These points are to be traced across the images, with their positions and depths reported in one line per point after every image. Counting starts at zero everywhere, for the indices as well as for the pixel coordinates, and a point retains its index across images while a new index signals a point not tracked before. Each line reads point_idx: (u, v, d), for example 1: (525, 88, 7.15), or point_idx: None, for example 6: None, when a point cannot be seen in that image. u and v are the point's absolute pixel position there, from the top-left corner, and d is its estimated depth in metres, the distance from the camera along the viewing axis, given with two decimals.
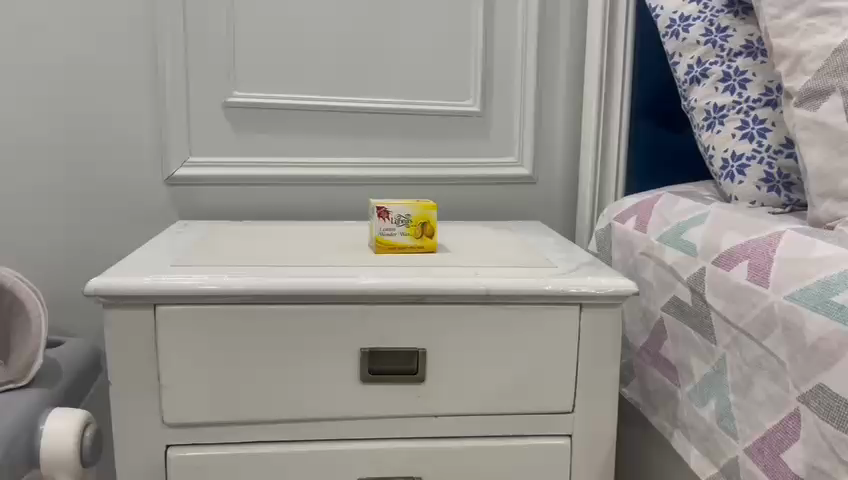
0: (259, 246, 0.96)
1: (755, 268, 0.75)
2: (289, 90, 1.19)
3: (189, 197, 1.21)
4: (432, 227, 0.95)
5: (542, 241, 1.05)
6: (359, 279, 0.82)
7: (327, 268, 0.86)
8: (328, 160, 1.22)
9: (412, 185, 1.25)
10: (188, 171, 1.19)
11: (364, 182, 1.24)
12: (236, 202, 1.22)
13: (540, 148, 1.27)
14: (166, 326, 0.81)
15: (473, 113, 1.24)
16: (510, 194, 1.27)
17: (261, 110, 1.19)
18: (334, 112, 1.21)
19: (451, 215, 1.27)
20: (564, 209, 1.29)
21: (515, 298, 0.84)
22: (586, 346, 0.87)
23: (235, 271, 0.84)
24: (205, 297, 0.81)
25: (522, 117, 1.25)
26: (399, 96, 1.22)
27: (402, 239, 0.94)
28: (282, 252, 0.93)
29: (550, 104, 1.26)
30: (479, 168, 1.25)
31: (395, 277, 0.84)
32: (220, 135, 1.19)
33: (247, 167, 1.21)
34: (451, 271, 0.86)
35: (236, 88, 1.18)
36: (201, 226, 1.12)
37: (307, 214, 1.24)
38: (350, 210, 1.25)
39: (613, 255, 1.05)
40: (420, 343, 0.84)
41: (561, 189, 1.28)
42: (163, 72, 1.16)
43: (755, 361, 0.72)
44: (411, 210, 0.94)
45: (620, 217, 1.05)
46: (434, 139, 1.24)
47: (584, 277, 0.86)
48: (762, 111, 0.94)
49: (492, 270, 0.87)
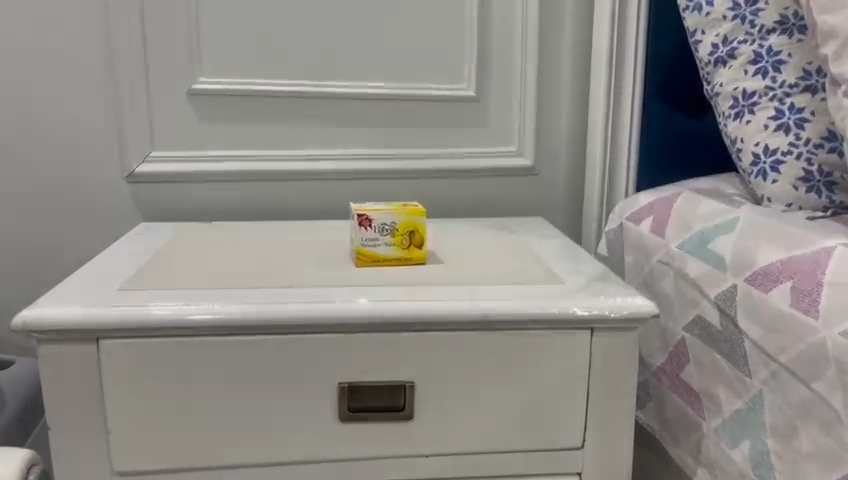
0: (224, 261, 0.85)
1: (800, 293, 0.63)
2: (261, 76, 1.07)
3: (153, 197, 1.09)
4: (420, 236, 0.83)
5: (545, 246, 0.94)
6: (336, 305, 0.71)
7: (299, 292, 0.75)
8: (307, 154, 1.10)
9: (400, 179, 1.13)
10: (151, 168, 1.07)
11: (347, 177, 1.12)
12: (205, 202, 1.10)
13: (542, 137, 1.14)
14: (110, 363, 0.70)
15: (469, 98, 1.11)
16: (509, 189, 1.15)
17: (231, 99, 1.07)
18: (312, 99, 1.09)
19: (444, 212, 1.15)
20: (569, 203, 1.17)
21: (516, 322, 0.73)
22: (597, 376, 0.76)
23: (193, 296, 0.73)
24: (154, 330, 0.69)
25: (522, 102, 1.12)
26: (385, 80, 1.09)
27: (387, 251, 0.83)
28: (250, 270, 0.82)
29: (554, 87, 1.13)
30: (475, 160, 1.13)
31: (378, 301, 0.72)
32: (186, 127, 1.07)
33: (217, 162, 1.08)
34: (442, 292, 0.75)
35: (203, 74, 1.06)
36: (166, 230, 1.01)
37: (284, 214, 1.12)
38: (331, 209, 1.13)
39: (626, 261, 0.94)
40: (407, 376, 0.73)
41: (566, 181, 1.16)
42: (118, 57, 1.03)
43: (801, 404, 0.61)
44: (397, 217, 0.82)
45: (632, 218, 0.94)
46: (425, 128, 1.12)
47: (595, 296, 0.75)
48: (800, 97, 0.82)
49: (489, 289, 0.75)
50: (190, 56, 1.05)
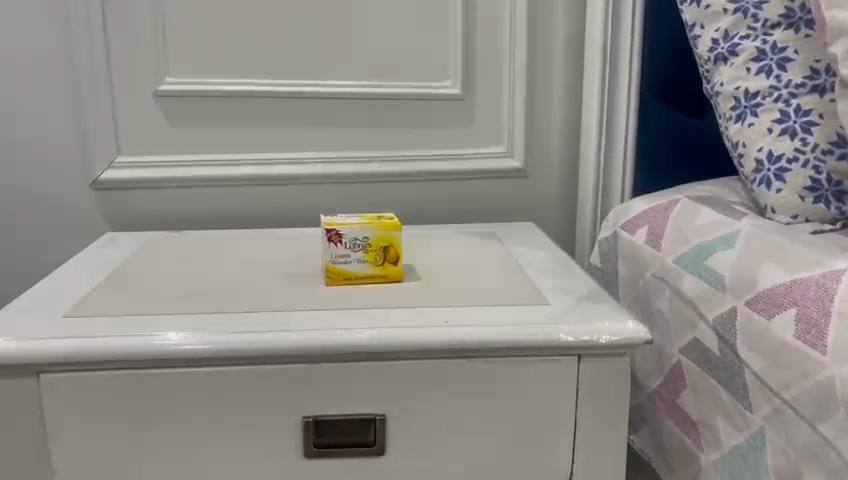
0: (185, 280, 0.79)
1: (806, 324, 0.57)
2: (232, 76, 1.01)
3: (121, 205, 1.03)
4: (395, 252, 0.77)
5: (532, 257, 0.87)
6: (297, 334, 0.65)
7: (259, 317, 0.69)
8: (283, 157, 1.04)
9: (383, 183, 1.06)
10: (117, 174, 1.01)
11: (326, 181, 1.05)
12: (176, 210, 1.04)
13: (532, 136, 1.07)
14: (54, 398, 0.65)
15: (454, 96, 1.04)
16: (499, 192, 1.09)
17: (201, 100, 1.01)
18: (287, 99, 1.02)
19: (430, 217, 1.09)
20: (563, 207, 1.11)
21: (495, 350, 0.67)
22: (585, 406, 0.69)
23: (144, 325, 0.67)
24: (100, 363, 0.64)
25: (511, 99, 1.05)
26: (365, 78, 1.03)
27: (359, 267, 0.77)
28: (211, 290, 0.76)
29: (546, 82, 1.06)
30: (462, 162, 1.06)
31: (344, 328, 0.66)
32: (153, 130, 1.01)
33: (187, 167, 1.02)
34: (415, 317, 0.69)
35: (170, 75, 0.99)
36: (131, 242, 0.95)
37: (260, 221, 1.06)
38: (310, 216, 1.07)
39: (619, 273, 0.87)
40: (378, 408, 0.67)
41: (559, 183, 1.09)
42: (79, 57, 0.97)
43: (806, 447, 0.55)
44: (369, 232, 0.76)
45: (625, 227, 0.87)
46: (408, 128, 1.05)
47: (581, 320, 0.68)
48: (807, 98, 0.75)
49: (467, 312, 0.69)
50: (155, 55, 0.98)
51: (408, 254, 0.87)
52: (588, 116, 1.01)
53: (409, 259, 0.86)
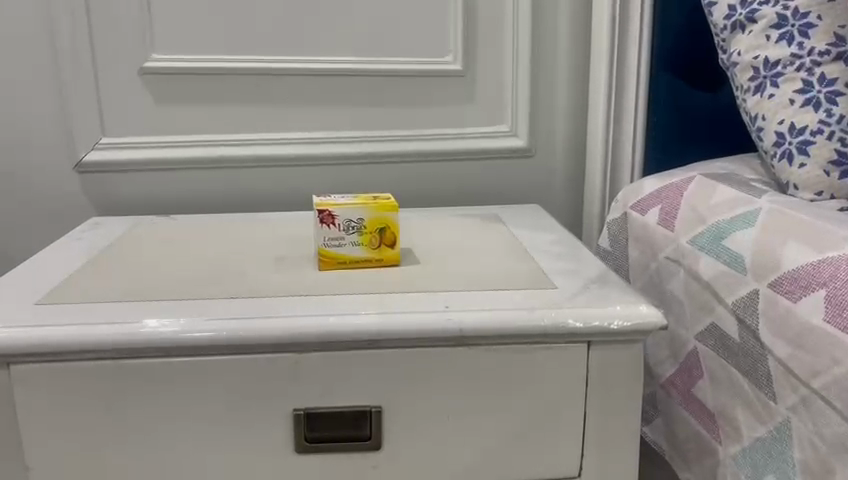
0: (170, 265, 0.74)
1: (837, 307, 0.52)
2: (221, 52, 0.96)
3: (106, 188, 0.99)
4: (392, 234, 0.73)
5: (538, 240, 0.83)
6: (284, 320, 0.61)
7: (246, 304, 0.64)
8: (276, 137, 0.99)
9: (380, 164, 1.02)
10: (101, 156, 0.96)
11: (321, 162, 1.00)
12: (164, 193, 1.00)
13: (537, 114, 1.02)
14: (24, 390, 0.60)
15: (455, 72, 1.00)
16: (502, 172, 1.04)
17: (188, 77, 0.96)
18: (279, 76, 0.97)
19: (431, 199, 1.04)
20: (570, 188, 1.06)
21: (498, 337, 0.62)
22: (595, 396, 0.65)
23: (123, 312, 0.63)
24: (73, 354, 0.59)
25: (514, 75, 1.00)
26: (360, 54, 0.98)
27: (354, 251, 0.72)
28: (196, 276, 0.71)
29: (550, 57, 1.01)
30: (463, 141, 1.02)
31: (337, 314, 0.62)
32: (139, 110, 0.96)
33: (175, 148, 0.98)
34: (413, 302, 0.64)
35: (155, 51, 0.95)
36: (116, 226, 0.91)
37: (253, 204, 1.02)
38: (305, 199, 1.02)
39: (630, 255, 0.83)
40: (373, 400, 0.63)
41: (565, 163, 1.04)
42: (59, 33, 0.92)
43: (837, 439, 0.51)
44: (364, 213, 0.71)
45: (637, 207, 0.82)
46: (406, 106, 1.01)
47: (591, 303, 0.64)
48: (831, 67, 0.70)
49: (468, 296, 0.65)
50: (140, 30, 0.94)
51: (407, 238, 0.83)
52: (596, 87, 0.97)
53: (408, 242, 0.82)
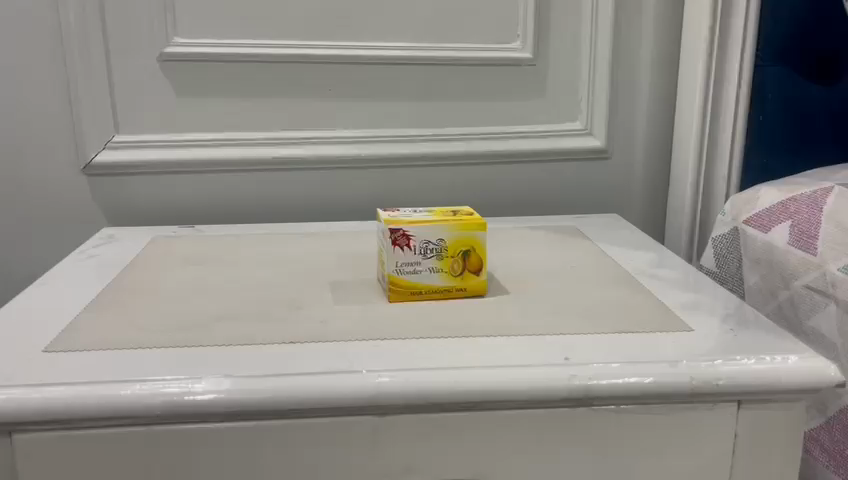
0: (205, 295, 0.61)
1: None
2: (256, 36, 0.82)
3: (119, 193, 0.85)
4: (478, 258, 0.59)
5: (637, 262, 0.69)
6: (365, 376, 0.48)
7: (308, 353, 0.51)
8: (318, 136, 0.86)
9: (435, 166, 0.88)
10: (114, 156, 0.83)
11: (369, 164, 0.87)
12: (187, 199, 0.86)
13: (615, 110, 0.89)
14: (28, 466, 0.47)
15: (523, 61, 0.86)
16: (574, 177, 0.91)
17: (215, 66, 0.83)
18: (322, 65, 0.84)
19: (491, 207, 0.91)
20: (648, 195, 0.93)
21: (633, 397, 0.49)
22: (744, 468, 0.52)
23: (155, 366, 0.49)
24: (93, 422, 0.46)
25: (591, 64, 0.87)
26: (416, 39, 0.85)
27: (432, 280, 0.59)
28: (238, 310, 0.58)
29: (633, 43, 0.87)
30: (531, 141, 0.89)
31: (427, 369, 0.49)
32: (158, 103, 0.83)
33: (201, 147, 0.84)
34: (520, 350, 0.51)
35: (178, 35, 0.81)
36: (133, 241, 0.77)
37: (289, 213, 0.88)
38: (349, 206, 0.89)
39: (749, 279, 0.70)
40: (469, 474, 0.50)
41: (645, 165, 0.91)
42: (66, 12, 0.79)
43: None
44: (445, 233, 0.58)
45: (755, 222, 0.69)
46: (468, 101, 0.87)
47: (742, 353, 0.51)
48: None
49: (586, 344, 0.52)
50: (160, 10, 0.80)
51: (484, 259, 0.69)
52: (691, 78, 0.83)
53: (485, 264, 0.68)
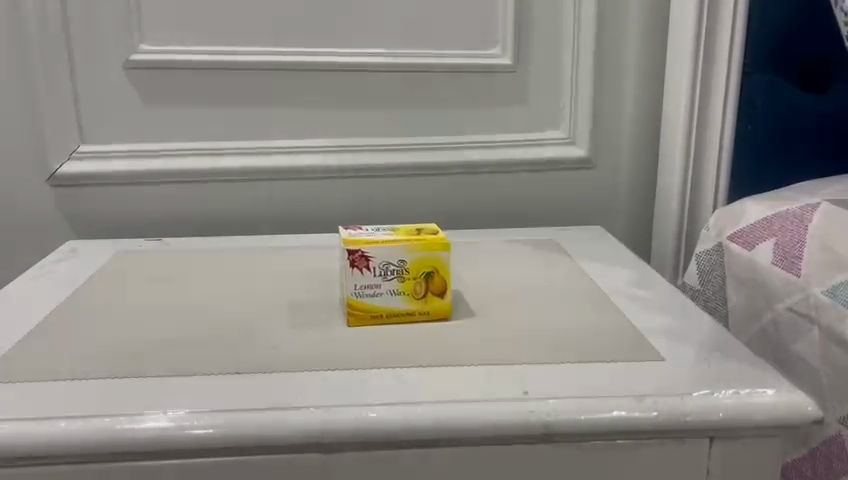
0: (158, 317, 0.58)
1: None
2: (225, 42, 0.80)
3: (86, 204, 0.82)
4: (442, 279, 0.57)
5: (615, 281, 0.66)
6: (309, 411, 0.45)
7: (255, 384, 0.48)
8: (291, 145, 0.83)
9: (413, 177, 0.85)
10: (80, 166, 0.80)
11: (344, 173, 0.84)
12: (156, 211, 0.83)
13: (599, 117, 0.86)
14: None
15: (503, 68, 0.83)
16: (557, 187, 0.88)
17: (184, 74, 0.80)
18: (294, 73, 0.81)
19: (471, 219, 0.88)
20: (635, 206, 0.89)
21: (599, 434, 0.46)
22: None
23: (90, 399, 0.46)
24: (18, 462, 0.43)
25: (574, 72, 0.84)
26: (391, 45, 0.82)
27: (393, 302, 0.56)
28: (189, 335, 0.55)
29: (618, 48, 0.84)
30: (512, 150, 0.85)
31: (377, 403, 0.46)
32: (126, 111, 0.80)
33: (170, 158, 0.82)
34: (479, 382, 0.48)
35: (144, 41, 0.79)
36: (96, 256, 0.75)
37: (261, 225, 0.85)
38: (324, 218, 0.86)
39: (732, 299, 0.66)
40: None
41: (631, 176, 0.88)
42: (28, 18, 0.76)
43: None
44: (406, 254, 0.55)
45: (739, 239, 0.66)
46: (446, 109, 0.85)
47: (715, 386, 0.48)
48: None
49: (551, 376, 0.49)
50: (126, 15, 0.77)
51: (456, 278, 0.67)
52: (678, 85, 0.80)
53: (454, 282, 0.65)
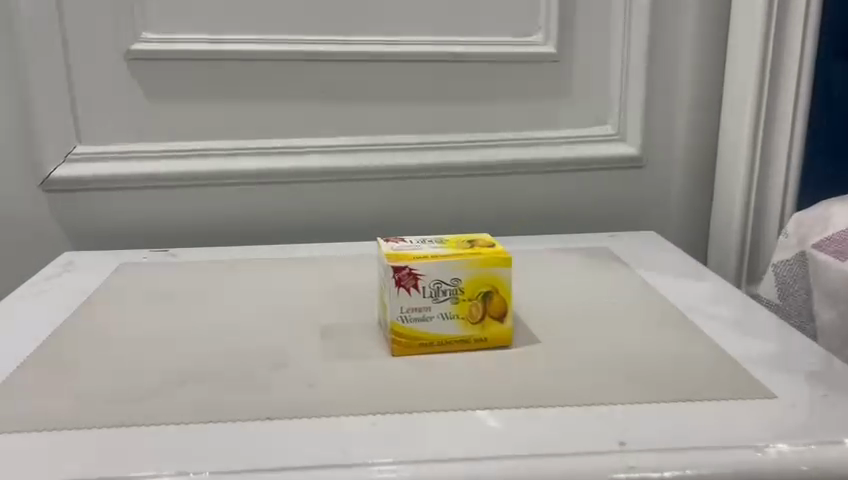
0: (168, 346, 0.50)
1: None
2: (237, 29, 0.71)
3: (84, 212, 0.74)
4: (502, 300, 0.48)
5: (690, 296, 0.58)
6: (358, 469, 0.36)
7: (288, 433, 0.40)
8: (311, 144, 0.75)
9: (446, 179, 0.77)
10: (76, 169, 0.72)
11: (371, 175, 0.76)
12: (161, 219, 0.75)
13: (651, 111, 0.78)
14: None
15: (546, 56, 0.75)
16: (605, 189, 0.79)
17: (191, 65, 0.72)
18: (314, 63, 0.73)
19: (510, 225, 0.79)
20: (689, 210, 0.81)
21: None
22: None
23: (87, 452, 0.38)
24: None
25: (625, 62, 0.76)
26: (422, 32, 0.74)
27: (445, 327, 0.48)
28: (206, 368, 0.47)
29: (673, 36, 0.76)
30: (555, 148, 0.77)
31: (442, 457, 0.37)
32: (127, 108, 0.72)
33: (176, 159, 0.73)
34: (560, 429, 0.40)
35: (147, 29, 0.71)
36: (96, 271, 0.66)
37: (278, 233, 0.77)
38: (348, 225, 0.77)
39: (823, 316, 0.59)
40: None
41: (685, 177, 0.80)
42: (17, 3, 0.68)
43: None
44: (461, 270, 0.47)
45: (829, 246, 0.58)
46: (482, 103, 0.76)
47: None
48: None
49: (645, 420, 0.41)
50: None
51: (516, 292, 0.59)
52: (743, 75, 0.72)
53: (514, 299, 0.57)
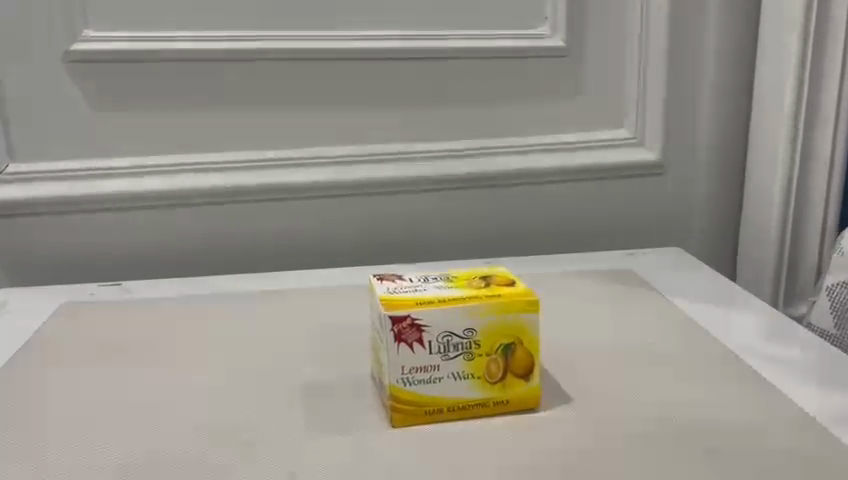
0: (109, 421, 0.40)
1: None
2: (196, 25, 0.61)
3: (19, 241, 0.63)
4: (527, 354, 0.39)
5: (740, 330, 0.49)
6: None
7: None
8: (285, 156, 0.65)
9: (441, 193, 0.67)
10: (9, 192, 0.61)
11: (354, 191, 0.66)
12: (112, 246, 0.64)
13: (671, 114, 0.69)
14: None
15: (552, 52, 0.66)
16: (621, 201, 0.70)
17: (142, 67, 0.61)
18: (286, 63, 0.63)
19: (515, 243, 0.70)
20: (715, 223, 0.72)
21: None
22: None
23: None
24: None
25: (641, 60, 0.67)
26: (410, 25, 0.64)
27: (457, 390, 0.39)
28: (154, 453, 0.37)
29: (695, 29, 0.67)
30: (563, 155, 0.68)
31: None
32: (69, 118, 0.62)
33: (128, 177, 0.63)
34: None
35: (90, 26, 0.60)
36: (33, 311, 0.56)
37: (249, 260, 0.67)
38: (330, 249, 0.67)
39: None
40: None
41: (710, 186, 0.71)
42: None
43: None
44: (476, 319, 0.38)
45: None
46: (480, 106, 0.67)
47: None
48: None
49: None
50: None
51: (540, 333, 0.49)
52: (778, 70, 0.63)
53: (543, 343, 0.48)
